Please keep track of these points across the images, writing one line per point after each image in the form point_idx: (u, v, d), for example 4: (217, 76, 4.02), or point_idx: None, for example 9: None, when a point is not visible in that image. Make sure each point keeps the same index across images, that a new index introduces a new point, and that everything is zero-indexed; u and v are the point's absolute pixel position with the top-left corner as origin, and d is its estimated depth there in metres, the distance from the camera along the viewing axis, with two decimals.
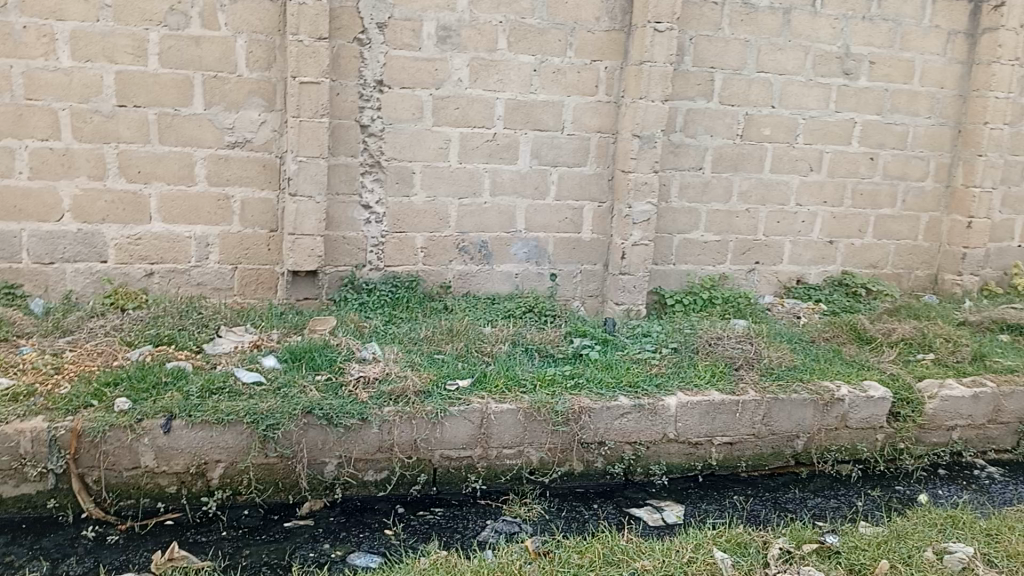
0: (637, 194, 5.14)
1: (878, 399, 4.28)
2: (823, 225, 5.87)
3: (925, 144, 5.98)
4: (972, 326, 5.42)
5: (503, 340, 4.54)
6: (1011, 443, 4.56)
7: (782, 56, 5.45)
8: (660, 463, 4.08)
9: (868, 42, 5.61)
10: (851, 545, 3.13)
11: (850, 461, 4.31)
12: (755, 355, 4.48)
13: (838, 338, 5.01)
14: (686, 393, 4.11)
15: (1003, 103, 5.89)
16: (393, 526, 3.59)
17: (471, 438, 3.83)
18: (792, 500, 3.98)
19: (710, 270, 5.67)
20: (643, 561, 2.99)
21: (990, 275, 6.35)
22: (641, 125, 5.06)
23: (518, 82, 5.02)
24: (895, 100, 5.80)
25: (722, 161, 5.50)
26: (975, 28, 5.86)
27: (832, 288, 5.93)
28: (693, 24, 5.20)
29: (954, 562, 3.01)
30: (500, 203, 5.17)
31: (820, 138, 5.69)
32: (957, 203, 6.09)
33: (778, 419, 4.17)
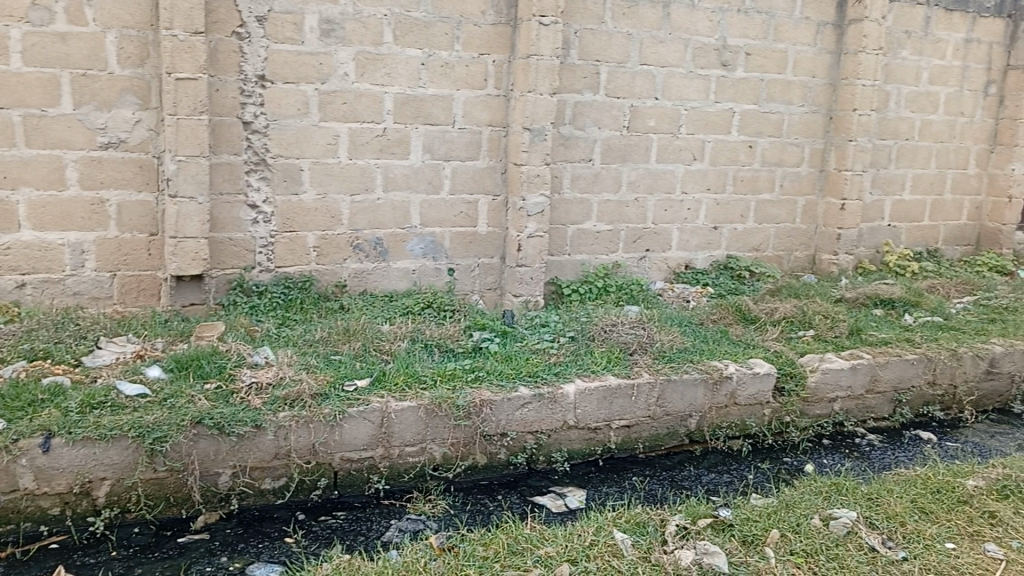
0: (530, 186, 5.18)
1: (763, 375, 4.47)
2: (708, 212, 6.09)
3: (800, 131, 6.29)
4: (848, 303, 5.75)
5: (402, 337, 4.50)
6: (888, 410, 4.85)
7: (663, 49, 5.60)
8: (561, 451, 4.13)
9: (744, 34, 5.84)
10: (744, 517, 3.25)
11: (741, 437, 4.49)
12: (649, 339, 4.61)
13: (725, 319, 5.21)
14: (584, 380, 4.18)
15: (869, 90, 6.25)
16: (294, 533, 3.50)
17: (372, 438, 3.77)
18: (688, 477, 4.12)
19: (604, 259, 5.79)
20: (547, 548, 3.02)
21: (863, 254, 6.75)
22: (530, 118, 5.10)
23: (406, 76, 4.96)
24: (771, 90, 6.07)
25: (611, 152, 5.62)
26: (842, 20, 6.21)
27: (718, 272, 6.16)
28: (577, 17, 5.27)
29: (839, 527, 3.18)
30: (393, 199, 5.11)
31: (702, 128, 5.89)
32: (831, 186, 6.44)
33: (673, 400, 4.30)
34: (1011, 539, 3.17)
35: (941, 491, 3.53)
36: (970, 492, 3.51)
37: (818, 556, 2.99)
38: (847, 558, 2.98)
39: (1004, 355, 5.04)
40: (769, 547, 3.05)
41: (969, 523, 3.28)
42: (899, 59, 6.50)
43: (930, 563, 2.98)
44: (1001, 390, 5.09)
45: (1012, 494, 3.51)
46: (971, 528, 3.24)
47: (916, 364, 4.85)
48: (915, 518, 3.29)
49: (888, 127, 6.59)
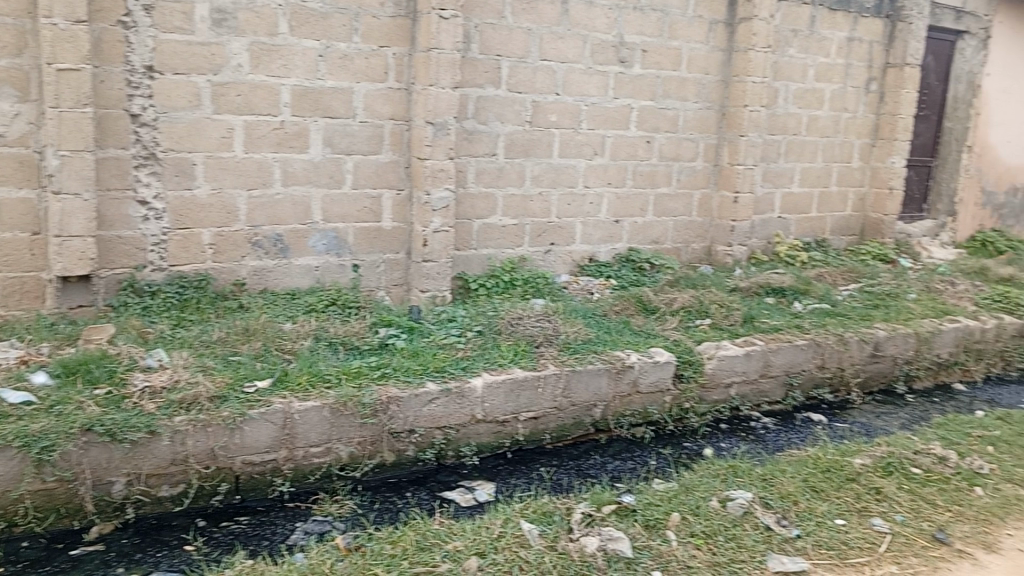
0: (434, 181, 5.16)
1: (663, 363, 4.61)
2: (609, 206, 6.22)
3: (695, 127, 6.51)
4: (742, 292, 5.99)
5: (305, 336, 4.40)
6: (781, 394, 5.07)
7: (563, 45, 5.68)
8: (470, 445, 4.14)
9: (639, 31, 5.99)
10: (646, 502, 3.35)
11: (644, 424, 4.61)
12: (554, 331, 4.68)
13: (627, 310, 5.35)
14: (491, 373, 4.20)
15: (759, 87, 6.50)
16: (194, 540, 3.38)
17: (275, 440, 3.67)
18: (594, 465, 4.21)
19: (510, 253, 5.82)
20: (455, 542, 3.02)
21: (756, 245, 7.05)
22: (433, 112, 5.07)
23: (303, 68, 4.84)
24: (666, 86, 6.25)
25: (514, 147, 5.65)
26: (733, 18, 6.43)
27: (620, 264, 6.31)
28: (477, 12, 5.27)
29: (736, 508, 3.31)
30: (293, 194, 4.99)
31: (602, 123, 6.01)
32: (724, 180, 6.68)
33: (578, 390, 4.38)
34: (894, 513, 3.38)
35: (831, 469, 3.73)
36: (857, 470, 3.72)
37: (717, 536, 3.12)
38: (744, 537, 3.11)
39: (886, 338, 5.35)
40: (670, 530, 3.15)
41: (857, 499, 3.48)
42: (786, 57, 6.79)
43: (821, 539, 3.15)
44: (884, 372, 5.40)
45: (895, 470, 3.74)
46: (859, 504, 3.44)
47: (805, 349, 5.10)
48: (807, 497, 3.47)
49: (777, 123, 6.89)
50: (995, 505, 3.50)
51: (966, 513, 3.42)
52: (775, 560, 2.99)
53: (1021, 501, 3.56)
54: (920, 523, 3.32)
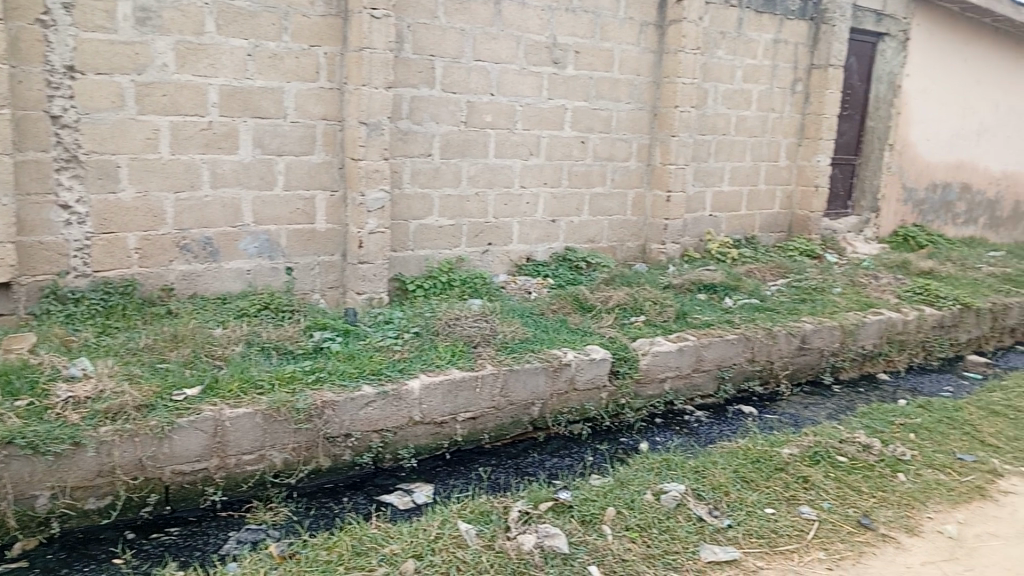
0: (369, 181, 5.11)
1: (600, 360, 4.66)
2: (545, 205, 6.27)
3: (628, 127, 6.60)
4: (675, 289, 6.10)
5: (236, 341, 4.31)
6: (713, 388, 5.19)
7: (496, 45, 5.69)
8: (408, 447, 4.12)
9: (572, 32, 6.04)
10: (583, 498, 3.39)
11: (581, 421, 4.66)
12: (491, 332, 4.69)
13: (563, 308, 5.39)
14: (429, 375, 4.17)
15: (689, 88, 6.62)
16: (123, 553, 3.28)
17: (205, 449, 3.58)
18: (532, 463, 4.23)
19: (447, 254, 5.81)
20: (392, 546, 3.00)
21: (689, 243, 7.20)
22: (366, 112, 5.02)
23: (231, 67, 4.74)
24: (599, 87, 6.32)
25: (449, 147, 5.64)
26: (663, 20, 6.54)
27: (557, 264, 6.36)
28: (410, 12, 5.24)
29: (669, 500, 3.38)
30: (223, 196, 4.87)
31: (537, 124, 6.05)
32: (657, 179, 6.79)
33: (516, 390, 4.39)
34: (822, 500, 3.50)
35: (760, 460, 3.83)
36: (786, 460, 3.83)
37: (651, 530, 3.17)
38: (677, 529, 3.18)
39: (813, 331, 5.52)
40: (606, 524, 3.19)
41: (786, 488, 3.59)
42: (715, 59, 6.95)
43: (752, 528, 3.23)
44: (812, 363, 5.57)
45: (822, 459, 3.87)
46: (787, 493, 3.54)
47: (736, 343, 5.22)
48: (738, 487, 3.56)
49: (707, 123, 7.05)
50: (916, 490, 3.65)
51: (889, 498, 3.56)
52: (708, 550, 3.06)
53: (940, 486, 3.72)
54: (846, 509, 3.44)
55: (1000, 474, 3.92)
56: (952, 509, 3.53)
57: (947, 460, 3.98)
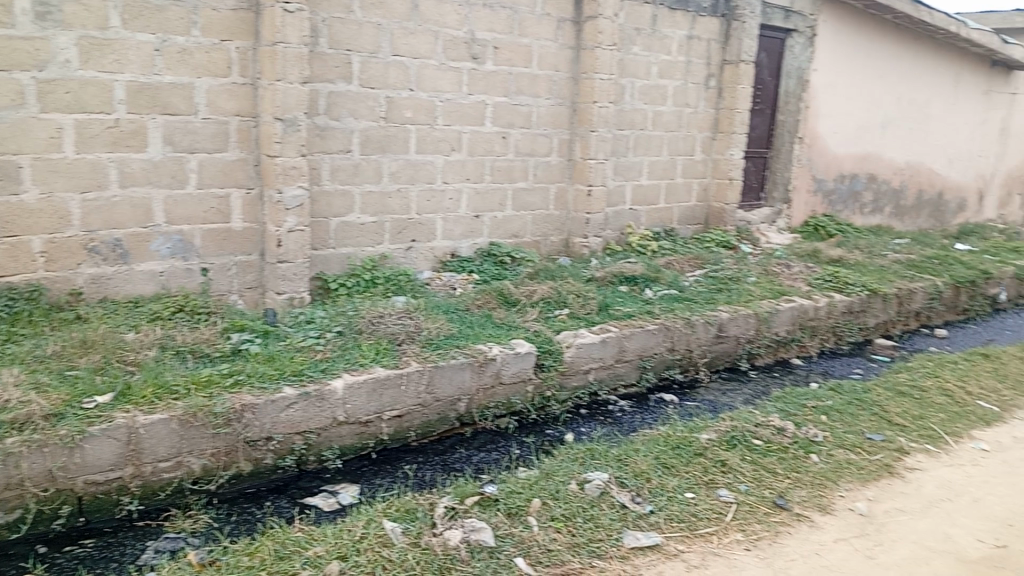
0: (286, 179, 5.00)
1: (524, 353, 4.69)
2: (468, 201, 6.27)
3: (548, 123, 6.66)
4: (598, 281, 6.20)
5: (150, 346, 4.17)
6: (636, 377, 5.29)
7: (414, 40, 5.64)
8: (332, 448, 4.06)
9: (490, 28, 6.05)
10: (508, 490, 3.41)
11: (508, 415, 4.68)
12: (416, 329, 4.67)
13: (488, 303, 5.40)
14: (352, 374, 4.11)
15: (607, 84, 6.71)
16: (34, 568, 3.14)
17: (120, 457, 3.45)
18: (459, 459, 4.23)
19: (370, 251, 5.75)
20: (316, 548, 2.96)
21: (610, 236, 7.33)
22: (281, 108, 4.91)
23: (138, 63, 4.56)
24: (519, 83, 6.35)
25: (369, 143, 5.57)
26: (580, 16, 6.60)
27: (482, 259, 6.37)
28: (324, 6, 5.15)
29: (593, 489, 3.43)
30: (132, 196, 4.70)
31: (458, 120, 6.03)
32: (578, 174, 6.86)
33: (441, 386, 4.38)
34: (739, 483, 3.61)
35: (681, 446, 3.93)
36: (705, 445, 3.94)
37: (576, 519, 3.21)
38: (602, 517, 3.23)
39: (729, 320, 5.69)
40: (531, 516, 3.22)
41: (705, 472, 3.69)
42: (631, 55, 7.07)
43: (673, 513, 3.31)
44: (729, 351, 5.75)
45: (739, 443, 3.99)
46: (706, 477, 3.65)
47: (656, 333, 5.33)
48: (659, 473, 3.64)
49: (625, 118, 7.18)
50: (828, 470, 3.80)
51: (803, 478, 3.70)
52: (631, 536, 3.13)
53: (851, 465, 3.89)
54: (762, 491, 3.56)
55: (906, 451, 4.12)
56: (862, 487, 3.70)
57: (856, 440, 4.16)
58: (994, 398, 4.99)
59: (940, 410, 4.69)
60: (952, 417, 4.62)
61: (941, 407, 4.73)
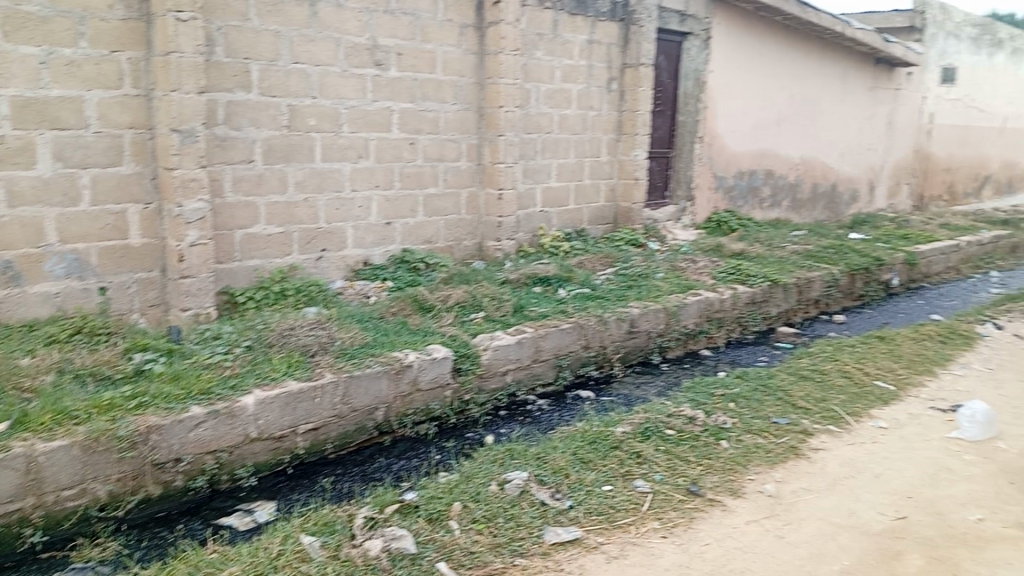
0: (185, 192, 4.85)
1: (441, 359, 4.68)
2: (378, 209, 6.21)
3: (455, 128, 6.66)
4: (512, 283, 6.24)
5: (46, 371, 3.96)
6: (552, 376, 5.35)
7: (314, 47, 5.56)
8: (246, 466, 3.95)
9: (392, 34, 6.02)
10: (428, 496, 3.39)
11: (427, 421, 4.66)
12: (329, 340, 4.59)
13: (403, 311, 5.37)
14: (263, 389, 4.01)
15: (512, 88, 6.77)
16: None
17: (18, 488, 3.27)
18: (378, 468, 4.19)
19: (279, 263, 5.63)
20: (231, 569, 2.88)
21: (523, 238, 7.40)
22: (178, 119, 4.76)
23: (22, 76, 4.34)
24: (424, 88, 6.34)
25: (272, 152, 5.46)
26: (482, 22, 6.64)
27: (395, 266, 6.32)
28: (219, 14, 5.03)
29: (513, 489, 3.45)
30: (21, 215, 4.46)
31: (364, 126, 5.97)
32: (488, 178, 6.89)
33: (357, 396, 4.32)
34: (654, 473, 3.71)
35: (597, 440, 4.00)
36: (620, 438, 4.02)
37: (497, 519, 3.23)
38: (522, 516, 3.26)
39: (640, 315, 5.83)
40: (452, 520, 3.21)
41: (621, 465, 3.77)
42: (535, 59, 7.16)
43: (591, 507, 3.37)
44: (642, 345, 5.88)
45: (653, 434, 4.09)
46: (623, 469, 3.72)
47: (571, 332, 5.41)
48: (577, 469, 3.70)
49: (532, 121, 7.27)
50: (737, 455, 3.94)
51: (714, 464, 3.83)
52: (552, 532, 3.17)
53: (758, 449, 4.04)
54: (676, 479, 3.67)
55: (810, 433, 4.31)
56: (770, 469, 3.85)
57: (763, 424, 4.33)
58: (889, 378, 5.28)
59: (840, 392, 4.93)
60: (851, 398, 4.86)
61: (841, 389, 4.98)
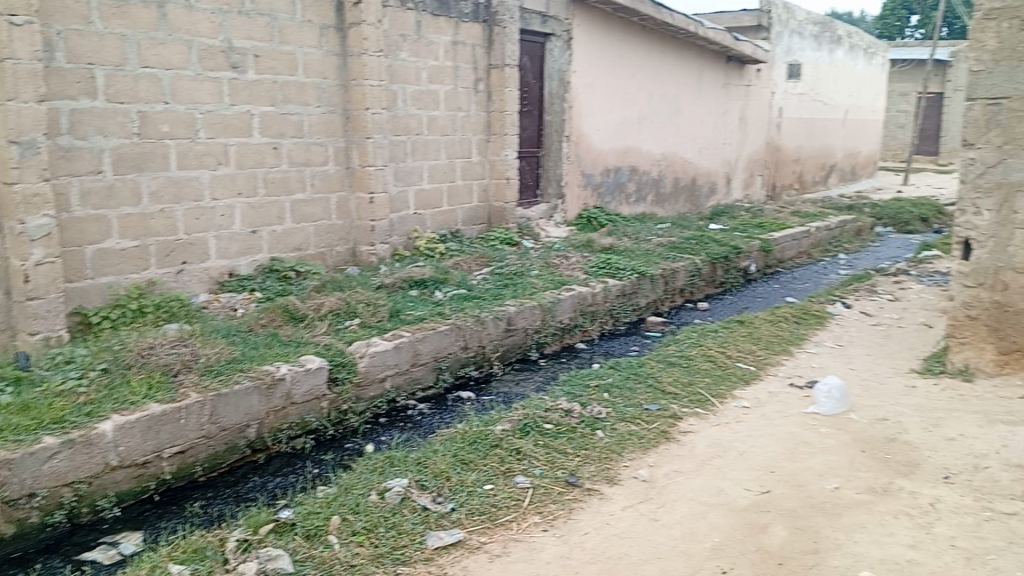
0: (27, 208, 4.48)
1: (315, 369, 4.56)
2: (242, 217, 5.98)
3: (320, 131, 6.50)
4: (387, 288, 6.17)
5: None
6: (432, 379, 5.32)
7: (165, 50, 5.30)
8: (108, 496, 3.71)
9: (248, 36, 5.82)
10: (306, 512, 3.29)
11: (303, 435, 4.54)
12: (192, 357, 4.36)
13: (274, 322, 5.20)
14: (123, 414, 3.77)
15: (378, 90, 6.68)
16: None
17: None
18: (253, 488, 4.04)
19: (135, 278, 5.32)
20: None
21: (397, 242, 7.32)
22: (15, 130, 4.39)
23: None
24: (285, 91, 6.16)
25: (123, 162, 5.15)
26: (343, 23, 6.53)
27: (264, 276, 6.11)
28: (57, 17, 4.72)
29: (393, 497, 3.41)
30: None
31: (222, 132, 5.73)
32: (357, 182, 6.77)
33: (227, 414, 4.14)
34: (533, 468, 3.75)
35: (477, 440, 4.01)
36: (500, 436, 4.04)
37: (378, 529, 3.18)
38: (403, 523, 3.22)
39: (517, 313, 5.89)
40: (331, 534, 3.14)
41: (501, 463, 3.80)
42: (399, 61, 7.11)
43: (473, 507, 3.38)
44: (519, 343, 5.95)
45: (531, 429, 4.14)
46: (503, 466, 3.75)
47: (448, 334, 5.40)
48: (458, 470, 3.69)
49: (400, 123, 7.21)
50: (612, 443, 4.05)
51: (591, 455, 3.92)
52: (434, 537, 3.15)
53: (632, 435, 4.17)
54: (555, 472, 3.73)
55: (679, 417, 4.49)
56: (643, 454, 3.99)
57: (636, 412, 4.47)
58: (750, 359, 5.58)
59: (705, 375, 5.17)
60: (716, 380, 5.11)
61: (707, 372, 5.23)
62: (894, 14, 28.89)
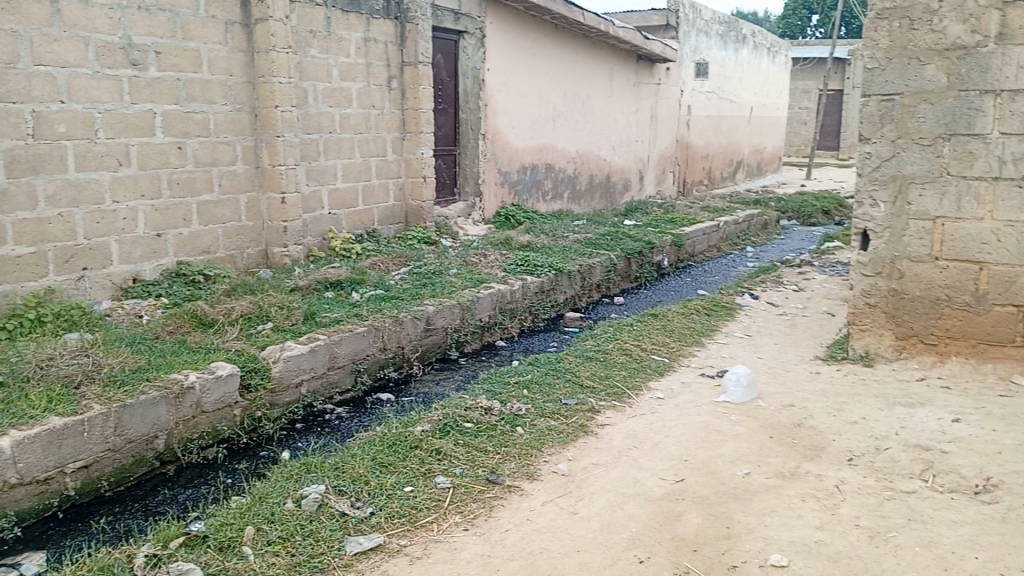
0: None
1: (227, 376, 4.43)
2: (146, 219, 5.76)
3: (227, 130, 6.31)
4: (301, 290, 6.05)
5: None
6: (350, 382, 5.24)
7: (59, 47, 5.04)
8: (7, 516, 3.51)
9: (149, 32, 5.59)
10: (218, 524, 3.20)
11: (215, 444, 4.41)
12: (94, 366, 4.16)
13: (181, 328, 5.02)
14: (21, 429, 3.57)
15: (287, 87, 6.53)
16: None
17: None
18: (162, 501, 3.90)
19: (32, 287, 5.05)
20: None
21: (312, 242, 7.19)
22: None
23: None
24: (189, 89, 5.95)
25: (16, 165, 4.89)
26: (249, 19, 6.35)
27: (170, 281, 5.89)
28: None
29: (310, 504, 3.35)
30: None
31: (122, 132, 5.49)
32: (268, 182, 6.61)
33: (133, 426, 3.98)
34: (453, 468, 3.75)
35: (396, 442, 3.97)
36: (419, 437, 4.02)
37: (295, 537, 3.12)
38: (321, 530, 3.17)
39: (435, 312, 5.87)
40: (246, 545, 3.05)
41: (421, 464, 3.77)
42: (309, 58, 6.96)
43: (393, 510, 3.35)
44: (439, 342, 5.93)
45: (451, 429, 4.13)
46: (423, 468, 3.73)
47: (366, 335, 5.33)
48: (377, 474, 3.65)
49: (311, 121, 7.06)
50: (531, 440, 4.09)
51: (511, 451, 3.95)
52: (353, 543, 3.11)
53: (551, 431, 4.22)
54: (475, 470, 3.73)
55: (597, 410, 4.57)
56: (562, 449, 4.04)
57: (555, 407, 4.52)
58: (664, 351, 5.72)
59: (621, 368, 5.27)
60: (632, 373, 5.22)
61: (623, 365, 5.33)
62: (797, 14, 30.05)
